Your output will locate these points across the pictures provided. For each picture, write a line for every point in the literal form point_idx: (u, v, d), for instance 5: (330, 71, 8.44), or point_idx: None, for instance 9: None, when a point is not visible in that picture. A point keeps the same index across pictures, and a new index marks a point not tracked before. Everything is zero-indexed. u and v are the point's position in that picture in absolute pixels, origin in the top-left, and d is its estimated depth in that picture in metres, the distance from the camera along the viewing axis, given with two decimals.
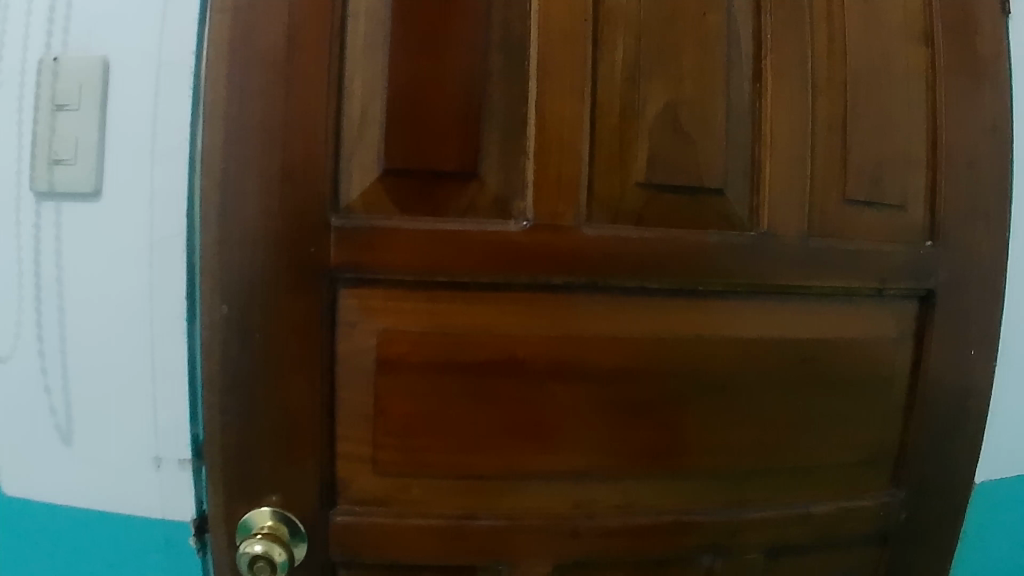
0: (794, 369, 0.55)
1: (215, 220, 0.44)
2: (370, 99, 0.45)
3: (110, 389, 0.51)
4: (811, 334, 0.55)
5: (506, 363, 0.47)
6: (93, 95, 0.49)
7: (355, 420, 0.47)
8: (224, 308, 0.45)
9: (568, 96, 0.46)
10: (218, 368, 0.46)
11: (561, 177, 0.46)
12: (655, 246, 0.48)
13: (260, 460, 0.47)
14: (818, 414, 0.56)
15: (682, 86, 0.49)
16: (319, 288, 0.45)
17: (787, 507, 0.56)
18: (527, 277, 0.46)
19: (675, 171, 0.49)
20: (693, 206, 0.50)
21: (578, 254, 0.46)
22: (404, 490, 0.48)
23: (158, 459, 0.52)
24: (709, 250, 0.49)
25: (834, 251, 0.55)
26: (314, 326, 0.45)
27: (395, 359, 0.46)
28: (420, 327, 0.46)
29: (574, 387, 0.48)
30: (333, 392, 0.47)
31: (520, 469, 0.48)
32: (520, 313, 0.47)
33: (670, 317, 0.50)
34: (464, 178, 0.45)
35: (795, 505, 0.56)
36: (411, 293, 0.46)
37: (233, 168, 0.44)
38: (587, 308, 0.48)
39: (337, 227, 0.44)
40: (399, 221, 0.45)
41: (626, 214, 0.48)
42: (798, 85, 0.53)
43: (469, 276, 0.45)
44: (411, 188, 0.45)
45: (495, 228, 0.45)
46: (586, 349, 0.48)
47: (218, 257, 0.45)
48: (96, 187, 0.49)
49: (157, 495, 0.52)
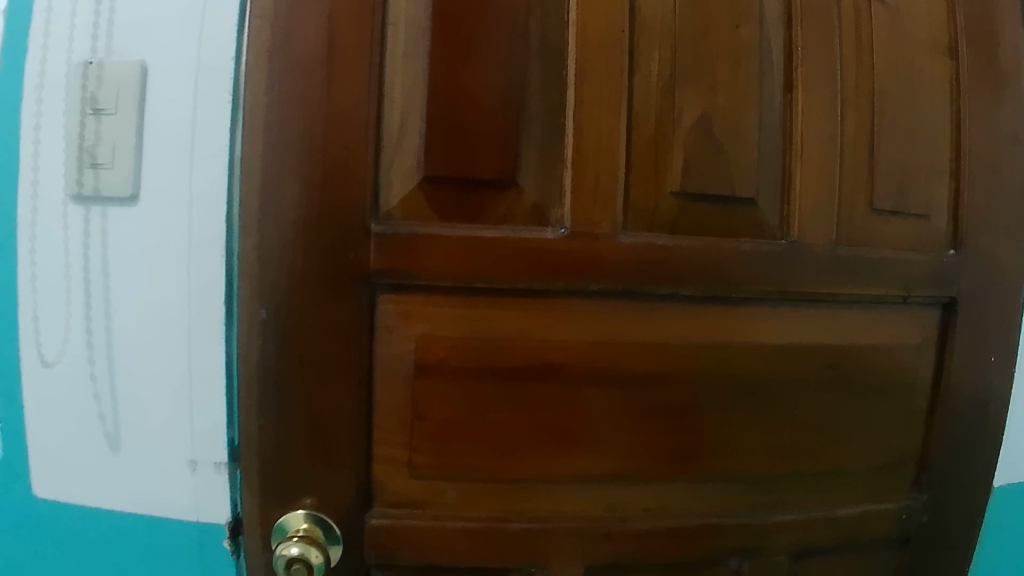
0: (821, 376, 0.55)
1: (256, 226, 0.45)
2: (410, 108, 0.45)
3: (147, 391, 0.52)
4: (839, 340, 0.56)
5: (542, 369, 0.47)
6: (131, 99, 0.49)
7: (391, 424, 0.47)
8: (264, 313, 0.45)
9: (605, 106, 0.47)
10: (257, 372, 0.46)
11: (597, 185, 0.46)
12: (690, 254, 0.48)
13: (298, 463, 0.47)
14: (844, 420, 0.57)
15: (715, 97, 0.50)
16: (357, 293, 0.45)
17: (812, 510, 0.57)
18: (564, 284, 0.46)
19: (709, 180, 0.49)
20: (725, 214, 0.50)
21: (614, 261, 0.47)
22: (439, 492, 0.49)
23: (193, 462, 0.53)
24: (741, 258, 0.50)
25: (861, 259, 0.55)
26: (352, 331, 0.46)
27: (432, 364, 0.47)
28: (457, 333, 0.46)
29: (608, 392, 0.49)
30: (370, 396, 0.47)
31: (554, 472, 0.49)
32: (556, 319, 0.47)
33: (702, 324, 0.50)
34: (503, 186, 0.46)
35: (820, 510, 0.57)
36: (449, 298, 0.46)
37: (275, 175, 0.44)
38: (621, 315, 0.48)
39: (376, 233, 0.45)
40: (438, 227, 0.45)
41: (660, 222, 0.48)
42: (827, 96, 0.54)
43: (506, 282, 0.46)
44: (449, 195, 0.45)
45: (533, 235, 0.46)
46: (620, 355, 0.48)
47: (259, 262, 0.45)
48: (133, 191, 0.50)
49: (191, 498, 0.53)
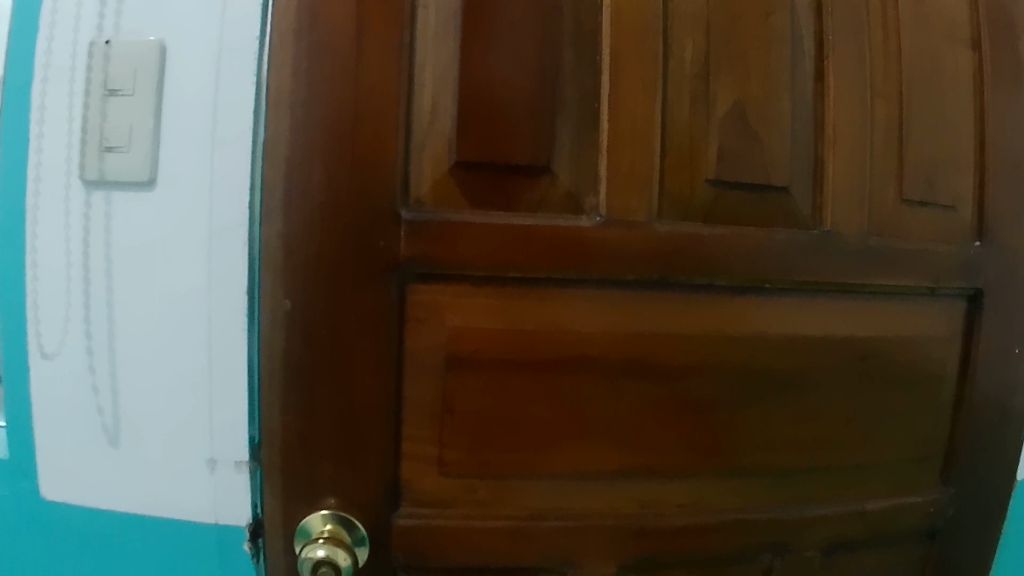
0: (853, 368, 0.54)
1: (280, 213, 0.43)
2: (441, 92, 0.44)
3: (165, 385, 0.50)
4: (871, 332, 0.55)
5: (576, 362, 0.46)
6: (149, 80, 0.48)
7: (420, 420, 0.46)
8: (289, 303, 0.44)
9: (640, 91, 0.46)
10: (281, 366, 0.44)
11: (633, 172, 0.45)
12: (726, 243, 0.47)
13: (323, 460, 0.46)
14: (873, 413, 0.56)
15: (747, 84, 0.49)
16: (387, 284, 0.44)
17: (839, 504, 0.56)
18: (600, 273, 0.45)
19: (744, 168, 0.48)
20: (760, 203, 0.49)
21: (651, 250, 0.46)
22: (468, 490, 0.47)
23: (213, 461, 0.51)
24: (777, 247, 0.49)
25: (892, 250, 0.55)
26: (381, 322, 0.44)
27: (465, 357, 0.45)
28: (490, 325, 0.45)
29: (643, 386, 0.48)
30: (399, 390, 0.45)
31: (587, 468, 0.48)
32: (591, 309, 0.46)
33: (738, 314, 0.49)
34: (536, 172, 0.45)
35: (847, 503, 0.57)
36: (482, 289, 0.45)
37: (301, 160, 0.43)
38: (656, 305, 0.47)
39: (407, 220, 0.43)
40: (470, 215, 0.44)
41: (696, 210, 0.47)
42: (857, 85, 0.54)
43: (540, 272, 0.44)
44: (483, 183, 0.44)
45: (568, 223, 0.44)
46: (655, 346, 0.47)
47: (284, 251, 0.43)
48: (151, 175, 0.48)
49: (211, 498, 0.52)
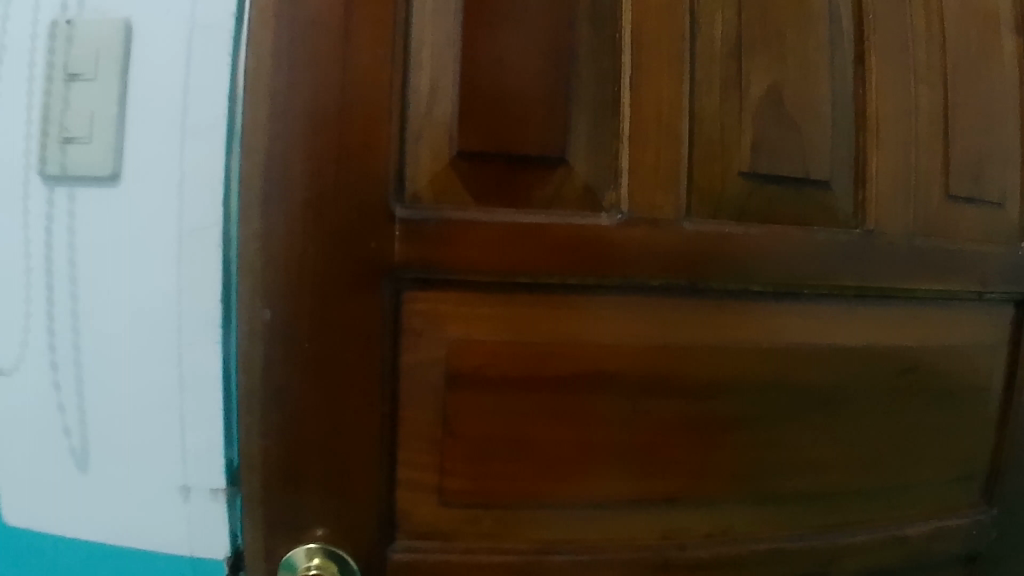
0: (895, 381, 0.49)
1: (258, 210, 0.38)
2: (441, 72, 0.39)
3: (132, 403, 0.45)
4: (915, 341, 0.50)
5: (593, 378, 0.41)
6: (113, 64, 0.43)
7: (418, 443, 0.40)
8: (268, 313, 0.39)
9: (665, 73, 0.40)
10: (261, 383, 0.39)
11: (659, 163, 0.40)
12: (762, 244, 0.42)
13: (309, 489, 0.41)
14: (915, 429, 0.51)
15: (783, 67, 0.44)
16: (380, 291, 0.38)
17: (880, 529, 0.51)
18: (621, 278, 0.40)
19: (780, 160, 0.43)
20: (797, 199, 0.44)
21: (678, 252, 0.40)
22: (472, 521, 0.42)
23: (186, 489, 0.45)
24: (817, 248, 0.44)
25: (938, 251, 0.50)
26: (373, 334, 0.39)
27: (468, 373, 0.40)
28: (497, 336, 0.40)
29: (667, 403, 0.42)
30: (394, 410, 0.40)
31: (605, 495, 0.42)
32: (610, 319, 0.41)
33: (774, 323, 0.44)
34: (549, 164, 0.39)
35: (888, 528, 0.51)
36: (487, 296, 0.40)
37: (282, 149, 0.38)
38: (684, 314, 0.42)
39: (402, 219, 0.38)
40: (475, 213, 0.38)
41: (727, 207, 0.42)
42: (900, 70, 0.48)
43: (554, 277, 0.39)
44: (488, 175, 0.39)
45: (586, 222, 0.39)
46: (682, 360, 0.42)
47: (263, 254, 0.38)
48: (113, 170, 0.43)
49: (184, 529, 0.46)
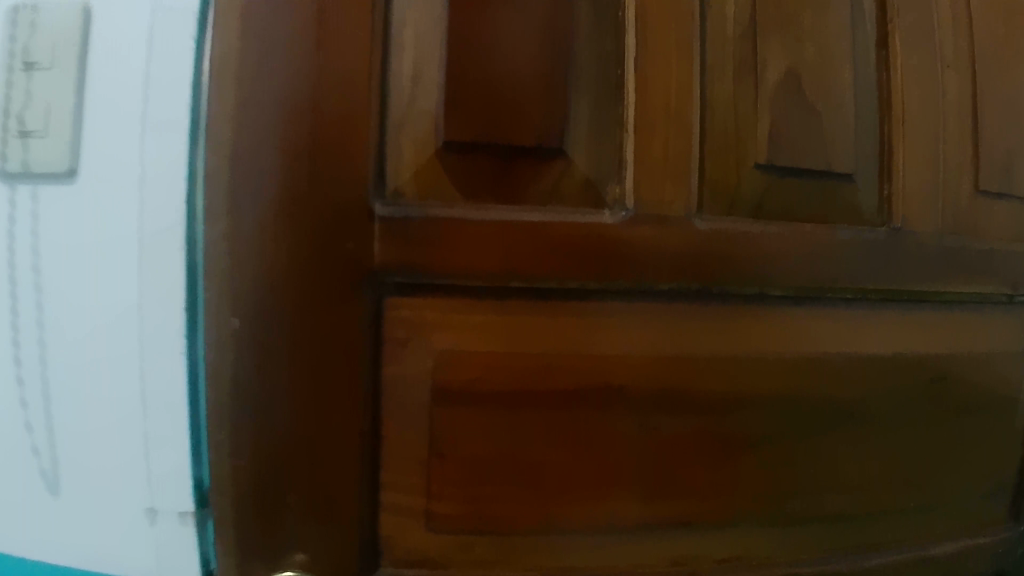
0: (923, 391, 0.45)
1: (225, 211, 0.34)
2: (426, 55, 0.35)
3: (94, 419, 0.41)
4: (944, 348, 0.46)
5: (597, 393, 0.37)
6: (71, 52, 0.40)
7: (402, 465, 0.37)
8: (237, 322, 0.35)
9: (673, 56, 0.37)
10: (229, 399, 0.36)
11: (668, 154, 0.36)
12: (781, 243, 0.38)
13: (284, 515, 0.37)
14: (944, 442, 0.47)
15: (801, 51, 0.40)
16: (359, 297, 0.35)
17: (907, 550, 0.47)
18: (626, 282, 0.36)
19: (800, 151, 0.39)
20: (818, 195, 0.40)
21: (689, 253, 0.36)
22: (464, 549, 0.38)
23: (152, 511, 0.42)
24: (840, 248, 0.40)
25: (967, 250, 0.46)
26: (351, 345, 0.35)
27: (458, 388, 0.36)
28: (490, 347, 0.36)
29: (679, 420, 0.38)
30: (375, 428, 0.36)
31: (609, 520, 0.39)
32: (615, 328, 0.37)
33: (793, 331, 0.40)
34: (546, 156, 0.35)
35: (916, 549, 0.47)
36: (479, 302, 0.36)
37: (250, 142, 0.34)
38: (695, 321, 0.38)
39: (382, 217, 0.34)
40: (463, 210, 0.34)
41: (742, 203, 0.38)
42: (927, 54, 0.45)
43: (552, 281, 0.35)
44: (479, 169, 0.35)
45: (588, 220, 0.35)
46: (694, 372, 0.38)
47: (230, 258, 0.35)
48: (71, 166, 0.40)
49: (153, 553, 0.42)
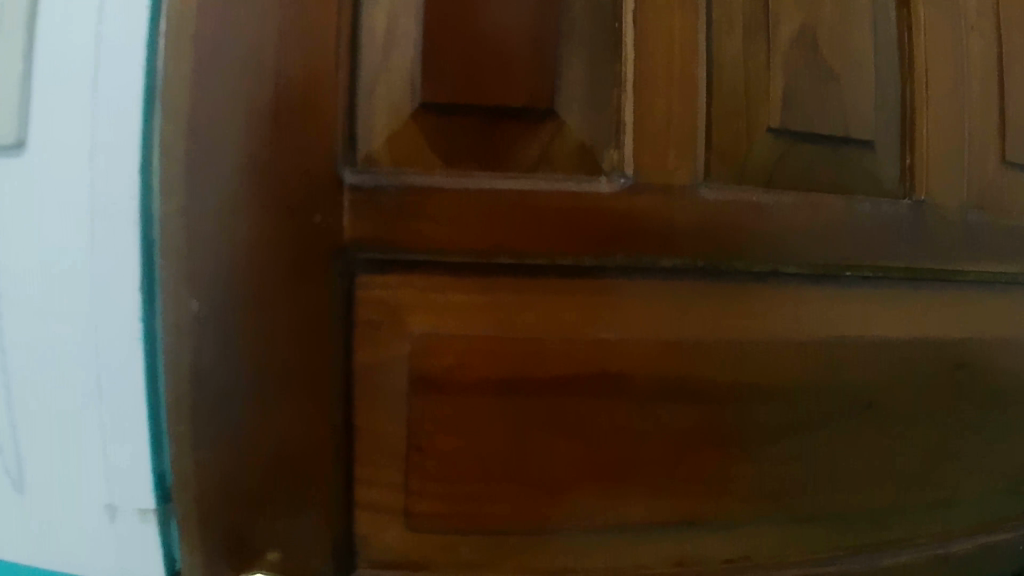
0: (947, 378, 0.42)
1: (181, 185, 0.31)
2: (401, 5, 0.31)
3: (49, 410, 0.38)
4: (971, 332, 0.42)
5: (592, 380, 0.33)
6: (19, 11, 0.37)
7: (379, 459, 0.33)
8: (196, 303, 0.32)
9: (678, 5, 0.33)
10: (189, 387, 0.33)
11: (671, 115, 0.32)
12: (793, 216, 0.35)
13: (250, 514, 0.34)
14: (967, 433, 0.44)
15: (817, 5, 0.37)
16: (328, 275, 0.31)
17: (923, 547, 0.44)
18: (624, 258, 0.32)
19: (815, 116, 0.36)
20: (835, 163, 0.37)
21: (693, 226, 0.33)
22: (447, 550, 0.35)
23: (112, 508, 0.39)
24: (858, 222, 0.37)
25: (999, 226, 0.42)
26: (319, 328, 0.32)
27: (438, 376, 0.32)
28: (474, 331, 0.32)
29: (682, 410, 0.35)
30: (348, 420, 0.33)
31: (606, 519, 0.35)
32: (612, 309, 0.33)
33: (807, 313, 0.37)
34: (535, 117, 0.32)
35: (934, 546, 0.44)
36: (461, 281, 0.32)
37: (208, 104, 0.31)
38: (700, 301, 0.34)
39: (352, 186, 0.31)
40: (442, 177, 0.31)
41: (752, 172, 0.35)
42: (952, 12, 0.41)
43: (542, 257, 0.32)
44: (460, 132, 0.31)
45: (581, 189, 0.32)
46: (700, 357, 0.35)
47: (187, 234, 0.31)
48: (20, 137, 0.37)
49: (114, 553, 0.39)
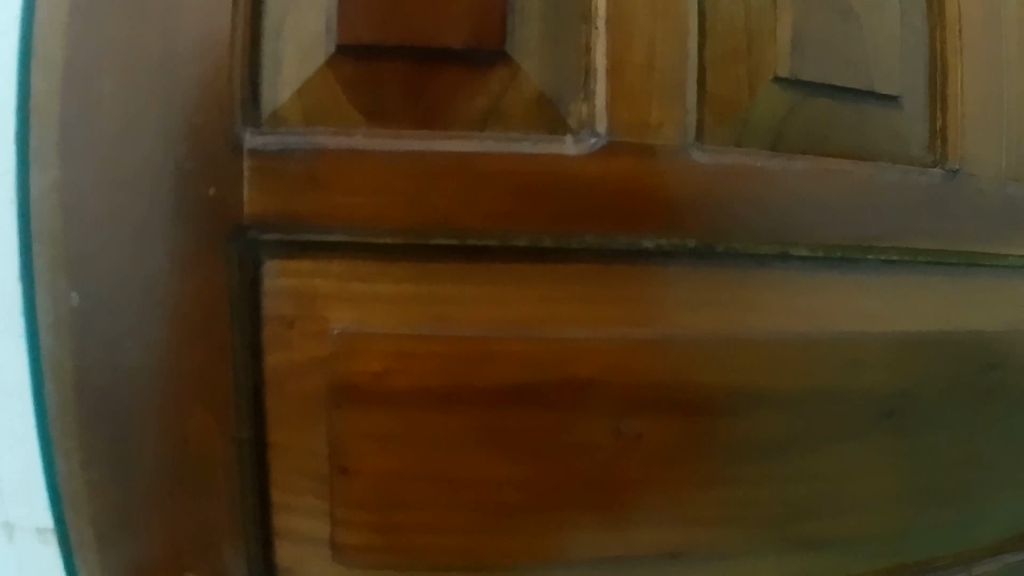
0: (991, 379, 0.35)
1: (56, 153, 0.25)
2: None
3: None
4: (1017, 329, 0.35)
5: (557, 386, 0.27)
6: None
7: (299, 482, 0.28)
8: (77, 297, 0.26)
9: None
10: (68, 400, 0.26)
11: (652, 60, 0.26)
12: (802, 185, 0.29)
13: (151, 551, 0.28)
14: (1015, 444, 0.37)
15: None
16: (228, 259, 0.25)
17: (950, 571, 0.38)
18: (594, 236, 0.26)
19: (830, 64, 0.30)
20: (854, 122, 0.30)
21: (680, 198, 0.27)
22: None
23: (8, 527, 0.34)
24: (881, 193, 0.30)
25: None
26: (221, 324, 0.26)
27: (367, 383, 0.26)
28: (410, 328, 0.26)
29: (667, 420, 0.29)
30: (261, 436, 0.27)
31: (577, 550, 0.29)
32: (580, 299, 0.27)
33: (818, 302, 0.31)
34: (483, 61, 0.25)
35: (961, 569, 0.38)
36: (394, 267, 0.26)
37: (81, 49, 0.25)
38: (690, 290, 0.28)
39: (253, 149, 0.25)
40: (366, 138, 0.25)
41: (754, 132, 0.28)
42: None
43: (493, 236, 0.26)
44: (389, 80, 0.25)
45: (539, 150, 0.26)
46: (689, 358, 0.29)
47: (64, 212, 0.25)
48: None
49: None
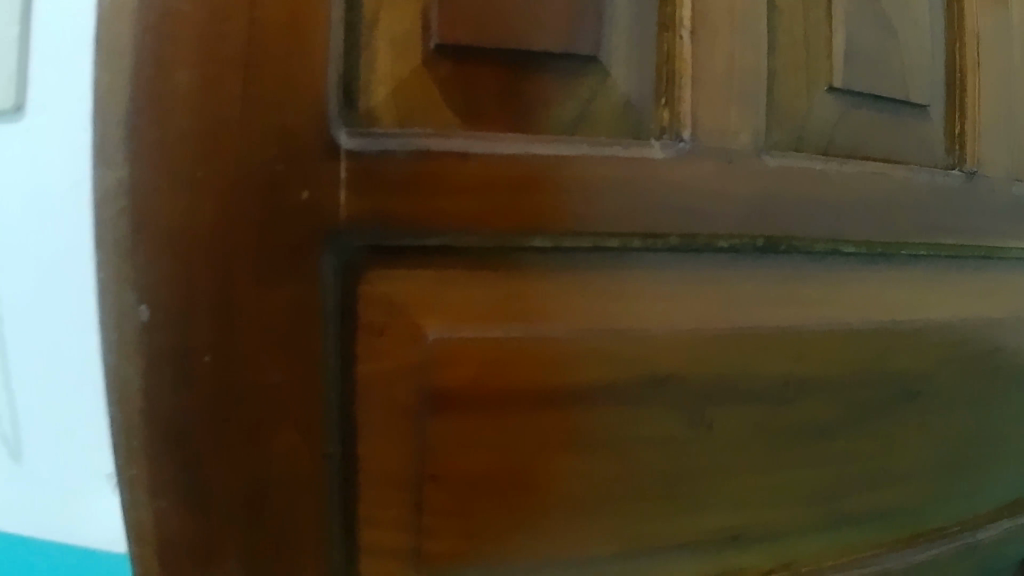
0: (999, 361, 0.38)
1: (125, 156, 0.23)
2: None
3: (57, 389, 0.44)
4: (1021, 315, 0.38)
5: (640, 382, 0.28)
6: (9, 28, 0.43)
7: (385, 490, 0.27)
8: (148, 311, 0.24)
9: None
10: (139, 418, 0.25)
11: (730, 68, 0.27)
12: (857, 185, 0.31)
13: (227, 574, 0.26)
14: (1015, 418, 0.40)
15: None
16: (323, 264, 0.25)
17: (958, 535, 0.40)
18: (677, 236, 0.28)
19: (875, 73, 0.32)
20: (892, 127, 0.33)
21: (753, 200, 0.28)
22: None
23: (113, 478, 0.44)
24: (918, 193, 0.33)
25: None
26: (312, 333, 0.25)
27: (461, 386, 0.27)
28: (503, 329, 0.27)
29: (734, 410, 0.31)
30: (350, 444, 0.27)
31: (649, 539, 0.31)
32: (659, 296, 0.29)
33: (861, 295, 0.33)
34: (574, 68, 0.26)
35: (965, 534, 0.41)
36: (487, 269, 0.27)
37: (154, 45, 0.23)
38: (752, 286, 0.30)
39: (351, 150, 0.24)
40: (464, 140, 0.25)
41: (811, 137, 0.30)
42: None
43: (585, 237, 0.27)
44: (485, 84, 0.26)
45: (630, 153, 0.26)
46: (753, 351, 0.30)
47: (136, 219, 0.24)
48: (17, 103, 0.43)
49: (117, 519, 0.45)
